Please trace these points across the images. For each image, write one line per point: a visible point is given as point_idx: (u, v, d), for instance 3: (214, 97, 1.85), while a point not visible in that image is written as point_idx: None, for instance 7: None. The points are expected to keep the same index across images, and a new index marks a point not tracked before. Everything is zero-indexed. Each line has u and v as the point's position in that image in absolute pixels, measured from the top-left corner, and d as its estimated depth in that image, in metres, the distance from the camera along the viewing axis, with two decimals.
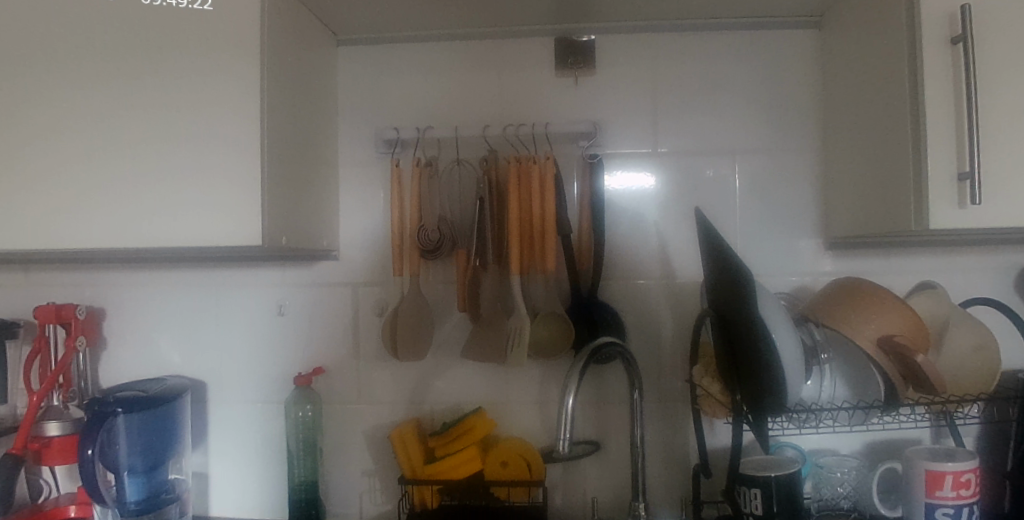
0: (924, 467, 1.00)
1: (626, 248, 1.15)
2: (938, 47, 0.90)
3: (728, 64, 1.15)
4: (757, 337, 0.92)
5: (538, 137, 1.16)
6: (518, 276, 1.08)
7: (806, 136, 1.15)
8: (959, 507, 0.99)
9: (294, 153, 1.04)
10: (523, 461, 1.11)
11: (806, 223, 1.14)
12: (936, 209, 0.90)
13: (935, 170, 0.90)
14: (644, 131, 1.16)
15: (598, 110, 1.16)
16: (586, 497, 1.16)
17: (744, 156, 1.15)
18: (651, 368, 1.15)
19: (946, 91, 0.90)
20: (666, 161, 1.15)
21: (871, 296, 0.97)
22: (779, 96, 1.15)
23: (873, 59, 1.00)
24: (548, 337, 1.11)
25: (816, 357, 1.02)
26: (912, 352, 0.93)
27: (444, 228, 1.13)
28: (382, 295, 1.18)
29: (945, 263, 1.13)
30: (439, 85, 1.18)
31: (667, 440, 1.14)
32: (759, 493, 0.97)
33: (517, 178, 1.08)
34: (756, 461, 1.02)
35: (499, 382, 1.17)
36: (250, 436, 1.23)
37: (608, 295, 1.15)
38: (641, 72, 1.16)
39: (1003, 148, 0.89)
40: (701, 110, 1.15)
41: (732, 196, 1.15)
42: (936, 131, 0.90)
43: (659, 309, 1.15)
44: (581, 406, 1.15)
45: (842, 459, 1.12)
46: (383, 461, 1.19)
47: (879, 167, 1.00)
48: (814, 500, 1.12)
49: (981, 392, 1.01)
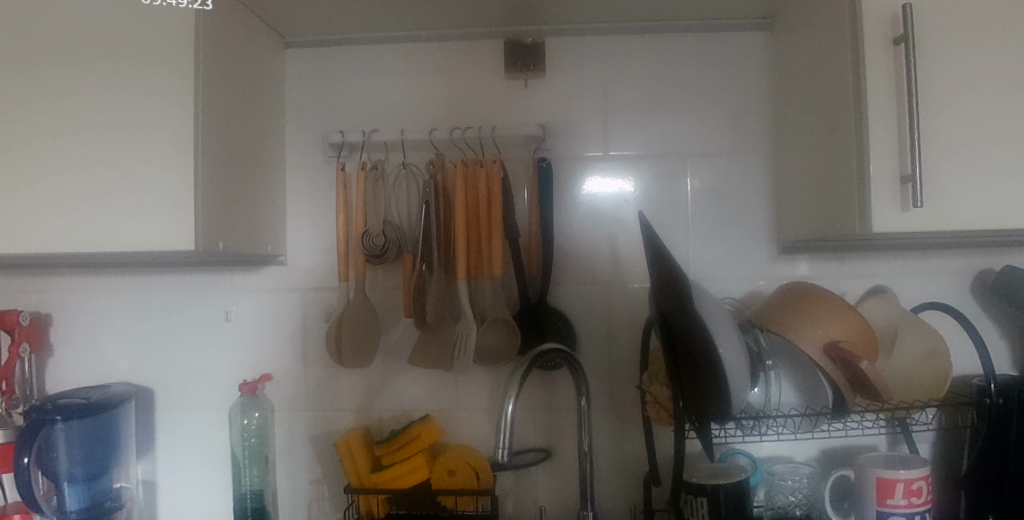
0: (876, 475, 0.97)
1: (575, 252, 1.13)
2: (880, 48, 0.88)
3: (680, 67, 1.14)
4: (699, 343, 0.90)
5: (485, 139, 1.14)
6: (464, 281, 1.06)
7: (757, 139, 1.13)
8: (911, 516, 0.95)
9: (233, 155, 1.02)
10: (469, 468, 1.08)
11: (758, 227, 1.13)
12: (878, 211, 0.88)
13: (877, 172, 0.88)
14: (594, 133, 1.14)
15: (547, 112, 1.14)
16: (536, 506, 1.13)
17: (695, 160, 1.13)
18: (601, 374, 1.12)
19: (888, 92, 0.88)
20: (616, 165, 1.13)
21: (818, 302, 0.94)
22: (730, 98, 1.13)
23: (819, 60, 0.99)
24: (495, 343, 1.09)
25: (761, 365, 0.99)
26: (857, 359, 0.90)
27: (389, 232, 1.11)
28: (330, 300, 1.17)
29: (898, 267, 1.11)
30: (388, 88, 1.16)
31: (617, 448, 1.12)
32: (705, 502, 0.95)
33: (462, 181, 1.07)
34: (704, 470, 1.00)
35: (448, 389, 1.15)
36: (199, 444, 1.21)
37: (557, 299, 1.13)
38: (592, 74, 1.14)
39: (946, 149, 0.88)
40: (651, 112, 1.14)
41: (683, 199, 1.13)
42: (878, 132, 0.88)
43: (609, 314, 1.13)
44: (530, 413, 1.13)
45: (795, 467, 1.08)
46: (330, 469, 1.17)
47: (825, 170, 0.98)
48: (766, 508, 1.07)
49: (933, 398, 0.98)
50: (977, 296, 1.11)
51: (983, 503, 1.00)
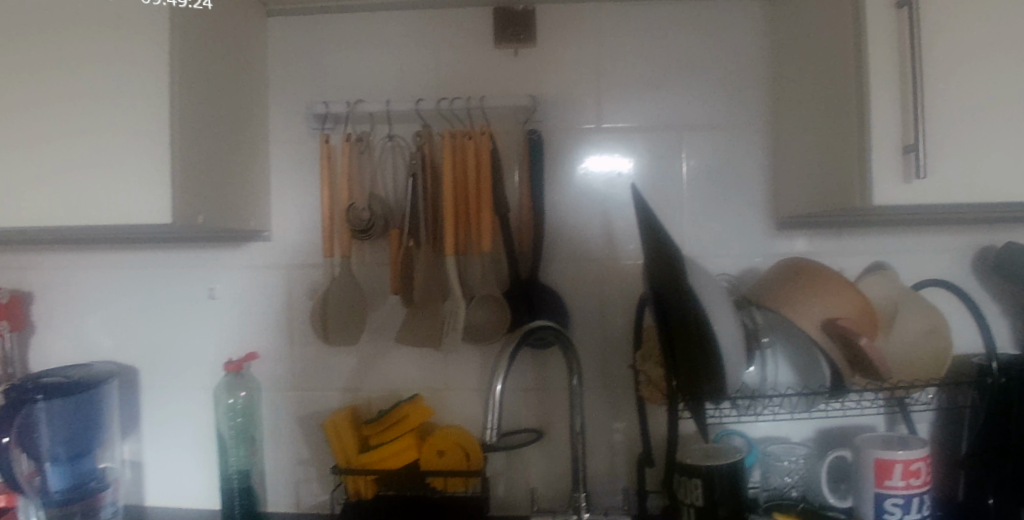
0: (874, 456, 0.90)
1: (563, 228, 1.04)
2: (882, 11, 0.83)
3: (677, 36, 1.05)
4: (694, 319, 0.88)
5: (474, 112, 1.06)
6: (452, 257, 1.01)
7: (757, 112, 1.05)
8: (909, 498, 0.88)
9: (212, 128, 0.99)
10: (461, 449, 1.06)
11: (754, 202, 1.04)
12: (879, 183, 0.84)
13: (879, 143, 0.83)
14: (585, 102, 1.05)
15: (534, 82, 1.05)
16: (527, 488, 1.08)
17: (689, 135, 1.04)
18: (595, 355, 1.04)
19: (891, 59, 0.83)
20: (611, 139, 1.04)
21: (816, 277, 0.89)
22: (730, 70, 1.05)
23: (816, 27, 0.93)
24: (484, 322, 1.02)
25: (757, 342, 0.94)
26: (856, 336, 0.85)
27: (375, 207, 1.07)
28: (315, 277, 1.14)
29: (901, 244, 1.03)
30: (370, 58, 1.11)
31: (610, 430, 1.04)
32: (700, 484, 0.92)
33: (451, 154, 1.02)
34: (699, 449, 0.97)
35: (436, 368, 1.11)
36: (186, 424, 1.19)
37: (549, 279, 1.04)
38: (583, 42, 1.05)
39: (945, 124, 0.84)
40: (645, 86, 1.05)
41: (677, 180, 1.04)
42: (882, 101, 0.83)
43: (606, 296, 1.04)
44: (521, 392, 1.07)
45: (790, 447, 1.00)
46: (320, 448, 1.15)
47: (826, 140, 0.92)
48: (761, 490, 0.99)
49: (933, 377, 0.90)
50: (981, 273, 1.03)
51: (983, 485, 0.92)
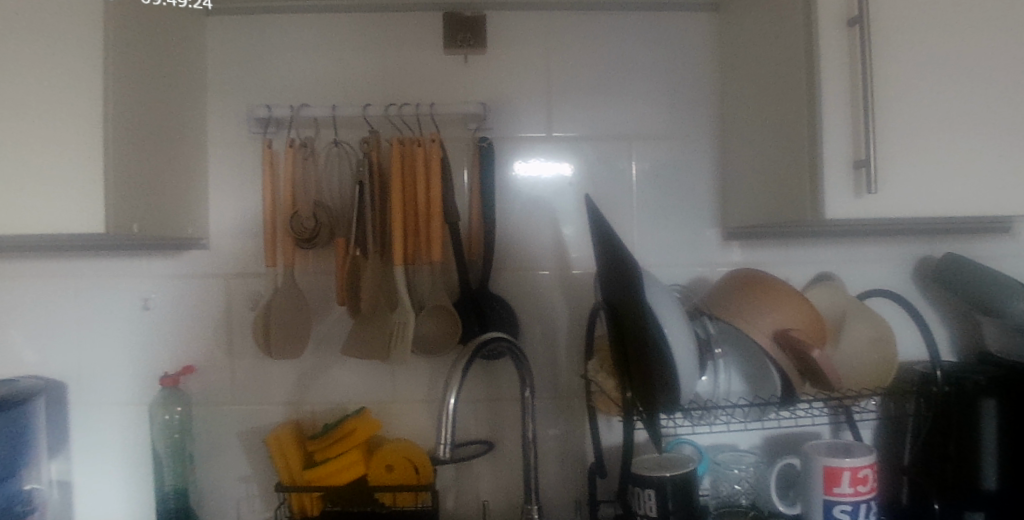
0: (822, 463, 0.88)
1: (513, 238, 1.02)
2: (834, 29, 0.83)
3: (631, 45, 1.04)
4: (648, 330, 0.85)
5: (423, 118, 1.02)
6: (401, 266, 0.98)
7: (707, 123, 1.04)
8: (857, 504, 0.87)
9: (146, 132, 0.93)
10: (410, 464, 1.02)
11: (703, 211, 1.04)
12: (830, 198, 0.84)
13: (831, 156, 0.83)
14: (535, 110, 1.03)
15: (485, 89, 1.03)
16: (478, 501, 1.04)
17: (641, 144, 1.03)
18: (545, 367, 1.03)
19: (842, 76, 0.83)
20: (562, 147, 1.03)
21: (767, 288, 0.89)
22: (682, 80, 1.04)
23: (766, 40, 0.93)
24: (433, 333, 1.00)
25: (709, 352, 0.91)
26: (807, 347, 0.85)
27: (320, 214, 1.02)
28: (257, 287, 1.09)
29: (842, 256, 1.03)
30: (316, 61, 1.06)
31: (562, 442, 1.03)
32: (653, 494, 0.90)
33: (399, 161, 0.98)
34: (653, 460, 0.95)
35: (383, 381, 1.08)
36: (118, 441, 1.13)
37: (500, 290, 1.02)
38: (535, 49, 1.03)
39: (890, 140, 0.85)
40: (598, 95, 1.03)
41: (628, 188, 1.03)
42: (833, 116, 0.83)
43: (556, 307, 1.02)
44: (472, 403, 1.03)
45: (740, 455, 0.99)
46: (263, 463, 1.11)
47: (775, 153, 0.92)
48: (712, 498, 0.97)
49: (878, 386, 0.89)
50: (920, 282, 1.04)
51: (926, 490, 0.90)
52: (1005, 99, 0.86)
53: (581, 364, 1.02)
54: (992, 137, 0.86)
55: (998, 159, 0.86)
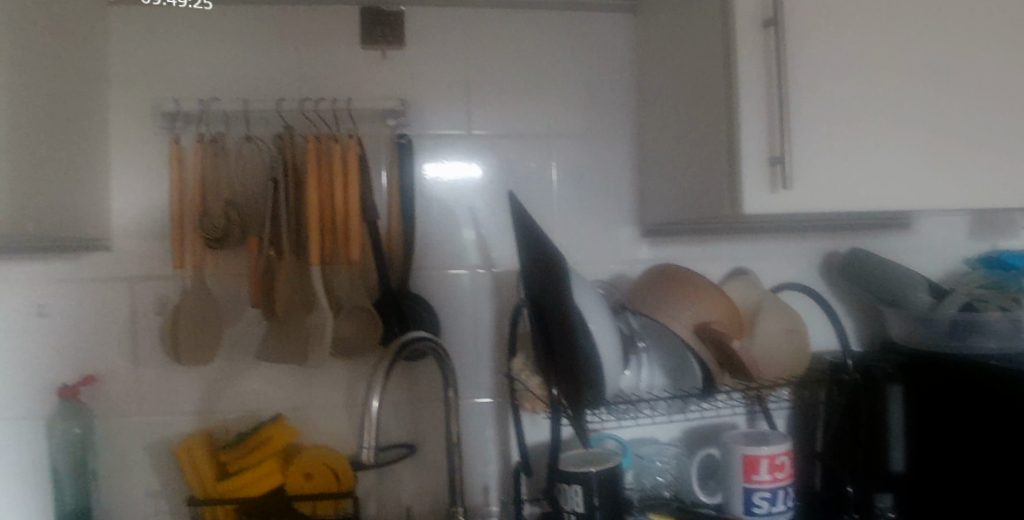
0: (741, 452, 0.89)
1: (433, 236, 1.00)
2: (751, 30, 0.82)
3: (550, 44, 1.04)
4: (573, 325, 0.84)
5: (340, 113, 1.00)
6: (317, 265, 0.94)
7: (625, 122, 1.05)
8: (775, 491, 0.88)
9: (36, 127, 0.84)
10: (329, 471, 0.98)
11: (623, 209, 1.05)
12: (748, 193, 0.83)
13: (747, 152, 0.83)
14: (455, 108, 1.01)
15: (404, 86, 1.01)
16: (400, 505, 1.01)
17: (560, 141, 1.03)
18: (467, 367, 1.00)
19: (759, 75, 0.83)
20: (481, 145, 1.01)
21: (688, 281, 0.87)
22: (601, 80, 1.05)
23: (683, 40, 0.93)
24: (352, 335, 0.96)
25: (632, 346, 0.90)
26: (728, 339, 0.84)
27: (232, 213, 0.98)
28: (163, 289, 1.03)
29: (751, 251, 1.05)
30: (226, 54, 1.02)
31: (484, 443, 1.01)
32: (580, 490, 0.87)
33: (314, 156, 0.94)
34: (579, 455, 0.92)
35: (300, 386, 1.04)
36: (8, 460, 1.03)
37: (420, 289, 0.99)
38: (455, 46, 1.02)
39: (808, 134, 0.84)
40: (517, 93, 1.03)
41: (548, 186, 1.03)
42: (750, 113, 0.83)
43: (477, 305, 1.00)
44: (392, 406, 1.00)
45: (662, 447, 0.98)
46: (173, 477, 1.05)
47: (692, 151, 0.92)
48: (636, 491, 0.95)
49: (793, 376, 0.90)
50: (828, 276, 1.07)
51: (842, 475, 0.91)
52: (917, 95, 0.87)
53: (504, 363, 1.00)
54: (905, 132, 0.87)
55: (913, 154, 0.87)
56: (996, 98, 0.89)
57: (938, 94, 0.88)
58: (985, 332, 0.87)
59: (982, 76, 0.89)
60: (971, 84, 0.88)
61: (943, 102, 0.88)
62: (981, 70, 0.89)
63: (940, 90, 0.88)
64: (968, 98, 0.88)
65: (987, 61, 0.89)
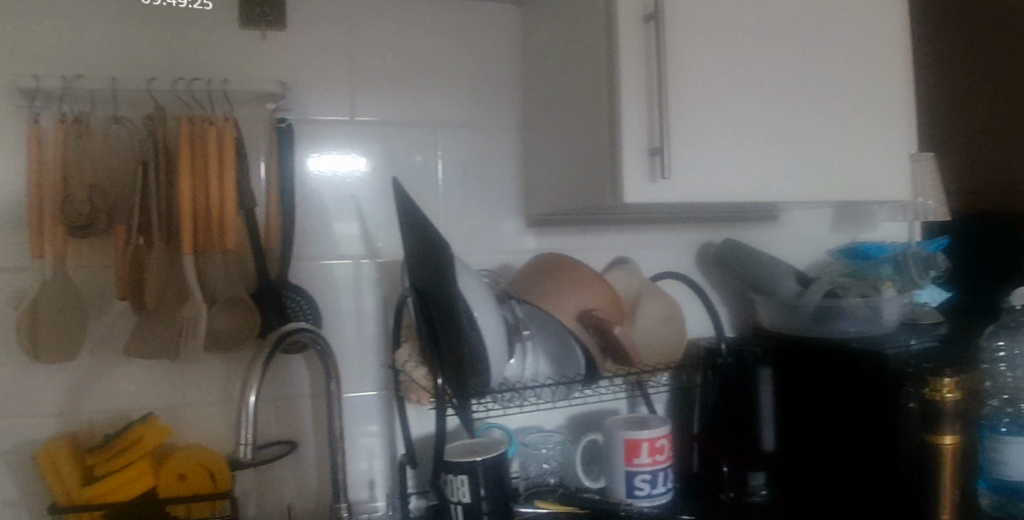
0: (623, 436, 0.90)
1: (314, 225, 0.97)
2: (633, 23, 0.82)
3: (438, 33, 1.03)
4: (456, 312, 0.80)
5: (215, 95, 0.95)
6: (191, 255, 0.89)
7: (511, 113, 1.06)
8: (655, 473, 0.90)
9: None
10: (205, 471, 0.93)
11: (508, 199, 1.05)
12: (628, 182, 0.82)
13: (628, 144, 0.82)
14: (339, 94, 0.98)
15: (285, 70, 0.97)
16: (281, 504, 0.97)
17: (446, 130, 1.03)
18: (349, 359, 0.98)
19: (639, 67, 0.83)
20: (366, 132, 0.99)
21: (571, 269, 0.86)
22: (488, 70, 1.05)
23: (568, 32, 0.93)
24: (227, 326, 0.92)
25: (517, 335, 0.88)
26: (609, 325, 0.83)
27: (97, 198, 0.92)
28: (17, 284, 0.94)
29: (633, 241, 1.08)
30: (88, 28, 0.94)
31: (368, 438, 0.98)
32: (466, 481, 0.85)
33: (188, 140, 0.89)
34: (464, 446, 0.90)
35: (173, 383, 0.98)
36: None
37: (300, 279, 0.96)
38: (340, 31, 0.99)
39: (685, 126, 0.84)
40: (402, 79, 1.01)
41: (433, 175, 1.02)
42: (630, 105, 0.82)
43: (360, 296, 0.98)
44: (272, 402, 0.96)
45: (547, 435, 0.99)
46: (27, 488, 0.95)
47: (573, 142, 0.92)
48: (522, 479, 0.96)
49: (670, 362, 0.92)
50: (704, 266, 1.12)
51: (716, 453, 0.92)
52: (796, 87, 0.89)
53: (389, 356, 0.99)
54: (786, 123, 0.89)
55: (790, 145, 0.89)
56: (865, 94, 0.93)
57: (814, 88, 0.90)
58: (847, 317, 0.93)
59: (851, 72, 0.93)
60: (843, 80, 0.92)
61: (818, 96, 0.91)
62: (851, 67, 0.93)
63: (815, 84, 0.91)
64: (840, 93, 0.92)
65: (856, 59, 0.93)
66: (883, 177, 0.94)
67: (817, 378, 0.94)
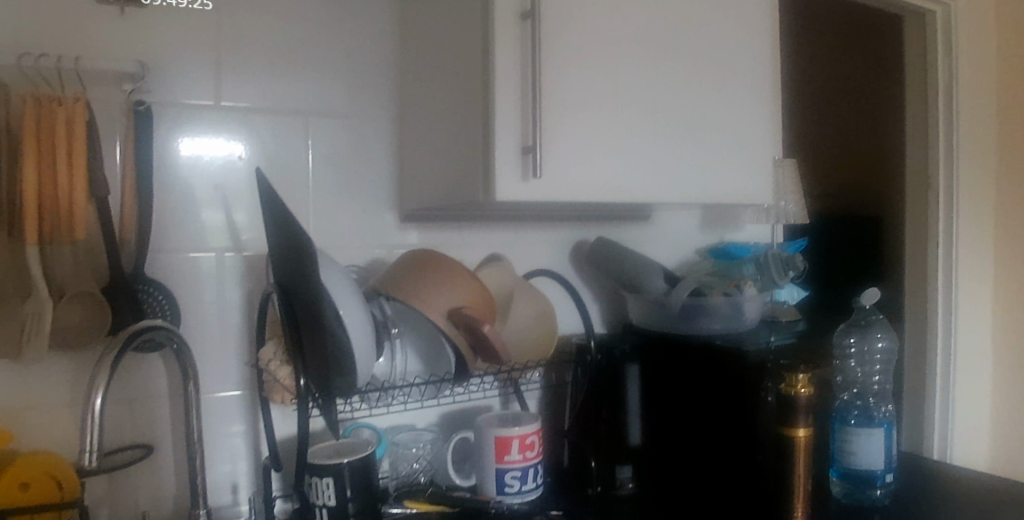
0: (493, 434, 0.90)
1: (173, 216, 0.92)
2: (509, 20, 0.79)
3: (313, 20, 0.99)
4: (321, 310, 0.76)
5: (65, 72, 0.85)
6: (33, 248, 0.81)
7: (388, 106, 1.04)
8: (525, 470, 0.91)
9: None
10: (53, 477, 0.84)
11: (383, 194, 1.03)
12: (500, 182, 0.79)
13: (500, 143, 0.79)
14: (205, 79, 0.93)
15: (142, 50, 0.89)
16: (135, 512, 0.92)
17: (320, 121, 1.00)
18: (211, 356, 0.94)
19: (515, 66, 0.80)
20: (233, 119, 0.95)
21: (441, 266, 0.84)
22: (365, 62, 1.03)
23: (447, 26, 0.90)
24: (76, 324, 0.86)
25: (386, 333, 0.86)
26: (479, 323, 0.81)
27: None
28: None
29: (508, 237, 1.10)
30: None
31: (231, 436, 0.95)
32: (331, 483, 0.83)
33: (31, 122, 0.81)
34: (329, 448, 0.88)
35: (12, 383, 0.87)
36: None
37: (158, 273, 0.91)
38: (205, 12, 0.93)
39: (559, 127, 0.82)
40: (272, 67, 0.97)
41: (303, 167, 0.98)
42: (504, 103, 0.79)
43: (223, 291, 0.94)
44: (125, 403, 0.91)
45: (417, 434, 0.97)
46: None
47: (448, 138, 0.91)
48: (392, 479, 0.94)
49: (542, 358, 0.95)
50: (577, 262, 1.15)
51: (586, 449, 0.94)
52: (672, 91, 0.91)
53: (253, 353, 0.96)
54: (662, 126, 0.90)
55: (665, 147, 0.90)
56: (733, 103, 0.97)
57: (689, 94, 0.92)
58: (708, 314, 1.00)
59: (721, 80, 0.96)
60: (714, 86, 0.95)
61: (692, 101, 0.93)
62: (722, 75, 0.96)
63: (690, 90, 0.92)
64: (712, 99, 0.95)
65: (726, 69, 0.96)
66: (749, 183, 0.99)
67: (686, 373, 0.97)
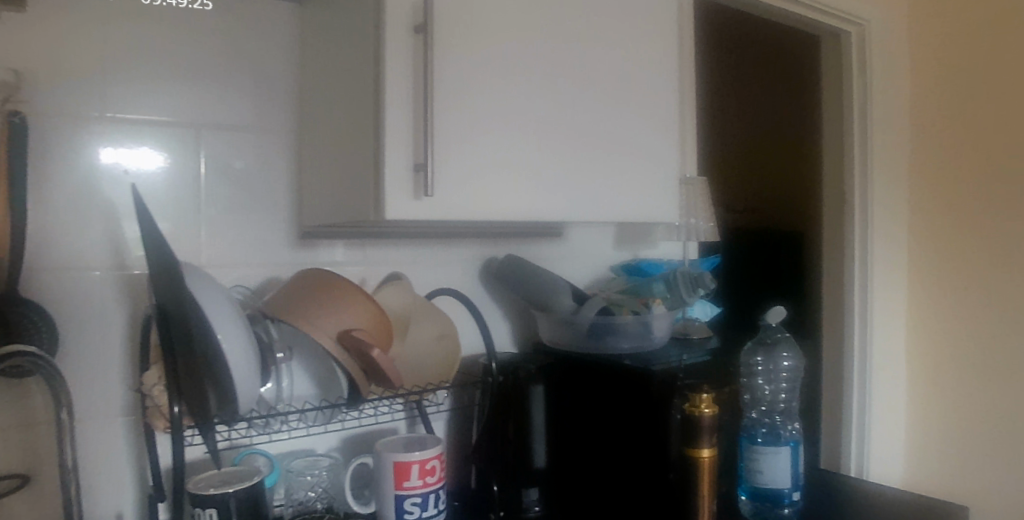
0: (392, 459, 0.87)
1: (50, 233, 0.86)
2: (400, 33, 0.76)
3: (207, 30, 0.95)
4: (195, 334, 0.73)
5: None
6: None
7: (287, 120, 1.01)
8: (426, 495, 0.88)
9: None
10: None
11: (280, 210, 1.00)
12: (391, 202, 0.76)
13: (390, 161, 0.76)
14: (87, 88, 0.87)
15: (16, 56, 0.84)
16: None
17: (214, 134, 0.96)
18: (91, 382, 0.89)
19: (407, 81, 0.77)
20: (118, 130, 0.89)
21: (329, 287, 0.81)
22: (263, 75, 0.99)
23: (341, 38, 0.87)
24: None
25: (272, 357, 0.83)
26: (368, 346, 0.79)
27: None
28: None
29: (412, 255, 1.08)
30: None
31: (114, 464, 0.90)
32: (214, 514, 0.78)
33: None
34: (216, 476, 0.83)
35: None
36: None
37: (33, 293, 0.85)
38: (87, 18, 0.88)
39: (452, 147, 0.79)
40: (160, 76, 0.92)
41: (194, 181, 0.94)
42: (395, 119, 0.76)
43: (105, 313, 0.89)
44: None
45: (314, 460, 0.93)
46: None
47: (342, 154, 0.87)
48: (286, 507, 0.91)
49: (444, 381, 0.92)
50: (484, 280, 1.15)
51: (489, 472, 0.92)
52: (574, 109, 0.90)
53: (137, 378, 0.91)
54: (562, 145, 0.89)
55: (565, 165, 0.89)
56: (637, 121, 0.97)
57: (591, 110, 0.92)
58: (617, 333, 0.99)
59: (624, 99, 0.95)
60: (618, 104, 0.94)
61: (595, 119, 0.92)
62: (626, 94, 0.95)
63: (592, 106, 0.92)
64: (615, 116, 0.94)
65: (630, 87, 0.96)
66: (653, 201, 0.99)
67: (596, 393, 0.96)
